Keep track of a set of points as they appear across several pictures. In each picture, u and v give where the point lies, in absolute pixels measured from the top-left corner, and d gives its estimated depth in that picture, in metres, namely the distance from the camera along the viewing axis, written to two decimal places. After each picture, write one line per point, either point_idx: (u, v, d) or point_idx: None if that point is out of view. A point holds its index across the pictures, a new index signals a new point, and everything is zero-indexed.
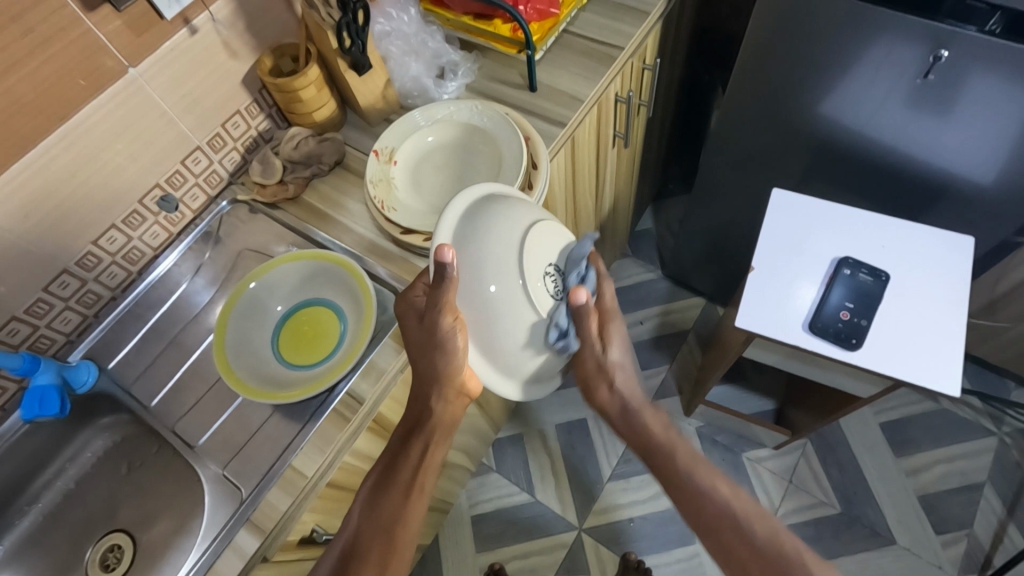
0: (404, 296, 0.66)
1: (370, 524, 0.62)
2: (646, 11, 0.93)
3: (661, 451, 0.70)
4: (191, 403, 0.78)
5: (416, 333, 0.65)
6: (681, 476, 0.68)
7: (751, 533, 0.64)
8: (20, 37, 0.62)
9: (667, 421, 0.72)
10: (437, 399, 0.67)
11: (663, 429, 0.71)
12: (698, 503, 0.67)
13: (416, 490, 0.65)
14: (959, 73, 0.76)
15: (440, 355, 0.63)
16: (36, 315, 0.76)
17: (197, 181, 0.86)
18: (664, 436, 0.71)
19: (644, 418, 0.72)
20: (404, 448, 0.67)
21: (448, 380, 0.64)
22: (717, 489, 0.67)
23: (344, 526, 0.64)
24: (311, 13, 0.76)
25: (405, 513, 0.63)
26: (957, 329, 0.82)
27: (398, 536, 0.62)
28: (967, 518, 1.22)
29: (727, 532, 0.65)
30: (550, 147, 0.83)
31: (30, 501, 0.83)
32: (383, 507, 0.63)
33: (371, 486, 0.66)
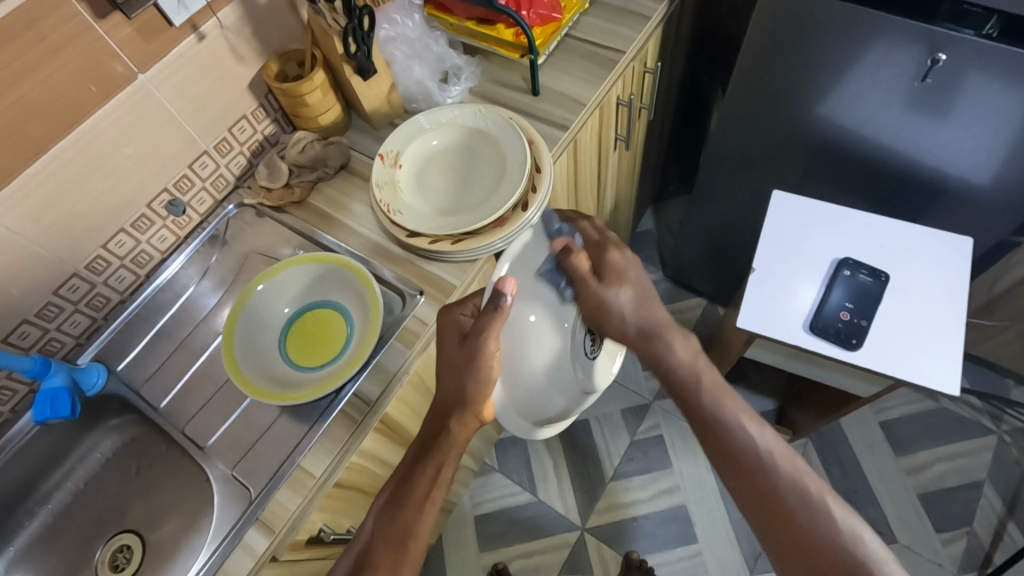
0: (450, 311, 0.68)
1: (381, 536, 0.61)
2: (646, 15, 0.94)
3: (679, 378, 0.66)
4: (199, 405, 0.79)
5: (451, 351, 0.66)
6: (710, 409, 0.63)
7: (772, 478, 0.58)
8: (32, 45, 0.64)
9: (695, 351, 0.67)
10: (454, 416, 0.65)
11: (687, 357, 0.66)
12: (718, 427, 0.62)
13: (429, 504, 0.63)
14: (957, 77, 0.77)
15: (472, 376, 0.64)
16: (46, 318, 0.77)
17: (204, 185, 0.87)
18: (689, 360, 0.66)
19: (672, 344, 0.67)
20: (417, 462, 0.65)
21: (471, 399, 0.64)
22: (758, 432, 0.61)
23: (358, 533, 0.63)
24: (317, 19, 0.78)
25: (417, 526, 0.61)
26: (956, 328, 0.83)
27: (408, 548, 0.60)
28: (967, 516, 1.23)
29: (752, 470, 0.59)
30: (554, 149, 0.84)
31: (40, 501, 0.84)
32: (396, 519, 0.62)
33: (385, 499, 0.64)
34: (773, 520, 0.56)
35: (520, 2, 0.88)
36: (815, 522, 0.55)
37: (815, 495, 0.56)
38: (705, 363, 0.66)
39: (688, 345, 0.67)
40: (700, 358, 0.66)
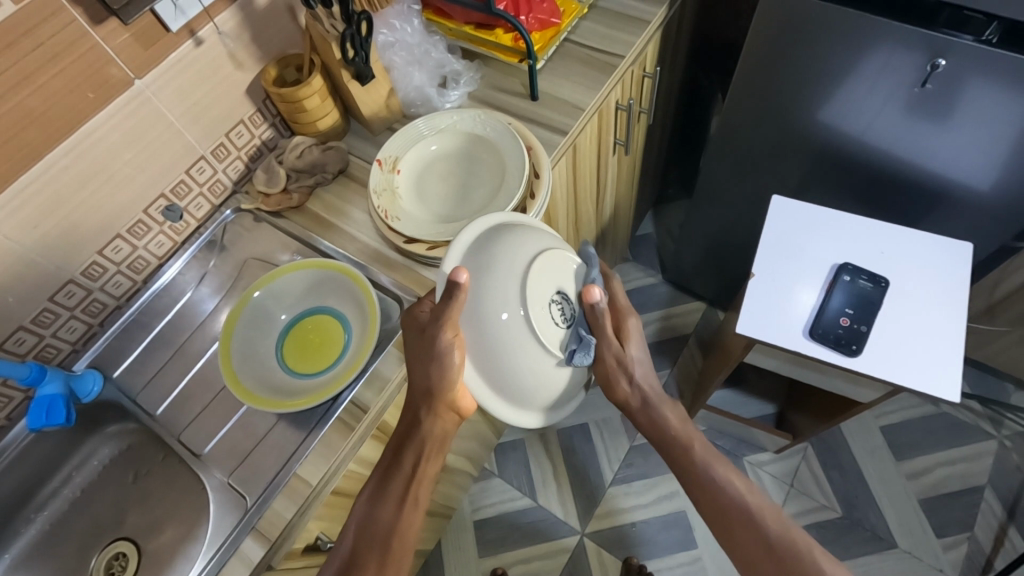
0: (410, 309, 0.67)
1: (364, 536, 0.63)
2: (646, 20, 0.94)
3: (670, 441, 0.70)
4: (196, 412, 0.79)
5: (415, 346, 0.65)
6: (703, 471, 0.67)
7: (758, 524, 0.63)
8: (29, 51, 0.63)
9: (684, 415, 0.71)
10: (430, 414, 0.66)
11: (679, 423, 0.70)
12: (713, 494, 0.66)
13: (409, 500, 0.65)
14: (956, 83, 0.76)
15: (435, 369, 0.63)
16: (43, 324, 0.77)
17: (201, 190, 0.86)
18: (680, 425, 0.70)
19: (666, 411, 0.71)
20: (394, 463, 0.67)
21: (441, 394, 0.64)
22: (731, 480, 0.66)
23: (343, 535, 0.64)
24: (315, 24, 0.77)
25: (403, 525, 0.63)
26: (956, 335, 0.83)
27: (393, 545, 0.62)
28: (968, 522, 1.23)
29: (736, 522, 0.64)
30: (553, 155, 0.83)
31: (36, 509, 0.83)
32: (381, 519, 0.64)
33: (367, 503, 0.65)
34: (745, 549, 0.63)
35: (519, 7, 0.90)
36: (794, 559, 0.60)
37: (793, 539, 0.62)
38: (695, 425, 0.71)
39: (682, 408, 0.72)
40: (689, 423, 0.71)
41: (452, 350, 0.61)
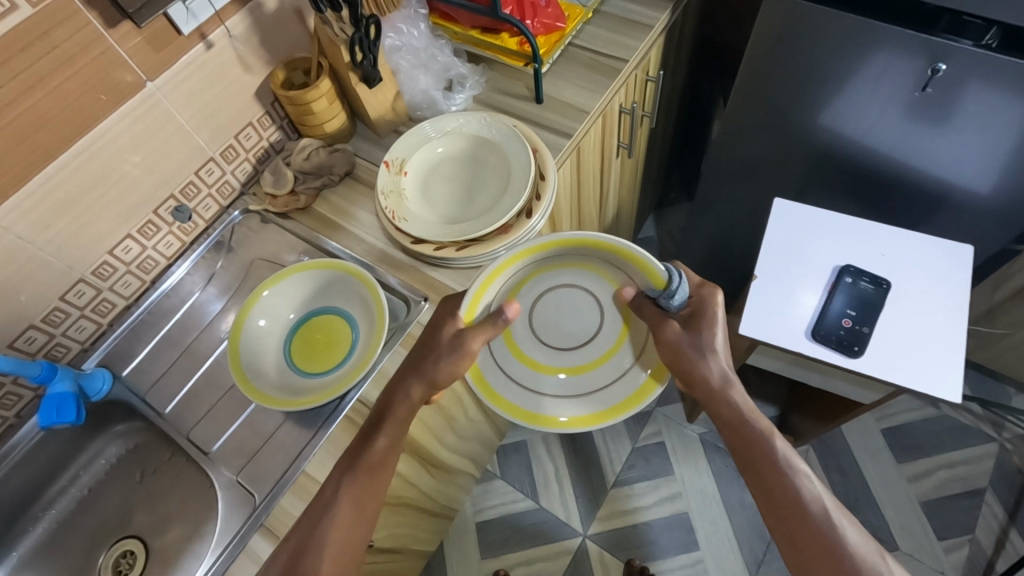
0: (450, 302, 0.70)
1: (339, 505, 0.62)
2: (650, 25, 0.95)
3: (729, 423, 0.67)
4: (205, 410, 0.79)
5: (427, 341, 0.68)
6: (778, 470, 0.63)
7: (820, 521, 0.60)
8: (44, 54, 0.64)
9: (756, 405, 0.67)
10: (411, 391, 0.66)
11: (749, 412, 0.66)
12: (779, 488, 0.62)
13: (382, 470, 0.64)
14: (956, 88, 0.77)
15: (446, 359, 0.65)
16: (53, 324, 0.78)
17: (210, 192, 0.87)
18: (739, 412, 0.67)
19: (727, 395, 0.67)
20: (373, 436, 0.66)
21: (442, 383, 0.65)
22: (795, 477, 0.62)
23: (311, 502, 0.64)
24: (323, 28, 0.78)
25: (365, 499, 0.63)
26: (957, 337, 0.83)
27: (357, 521, 0.62)
28: (969, 524, 1.23)
29: (801, 522, 0.61)
30: (557, 157, 0.84)
31: (44, 508, 0.84)
32: (353, 486, 0.63)
33: (339, 471, 0.65)
34: (812, 551, 0.59)
35: (525, 11, 0.90)
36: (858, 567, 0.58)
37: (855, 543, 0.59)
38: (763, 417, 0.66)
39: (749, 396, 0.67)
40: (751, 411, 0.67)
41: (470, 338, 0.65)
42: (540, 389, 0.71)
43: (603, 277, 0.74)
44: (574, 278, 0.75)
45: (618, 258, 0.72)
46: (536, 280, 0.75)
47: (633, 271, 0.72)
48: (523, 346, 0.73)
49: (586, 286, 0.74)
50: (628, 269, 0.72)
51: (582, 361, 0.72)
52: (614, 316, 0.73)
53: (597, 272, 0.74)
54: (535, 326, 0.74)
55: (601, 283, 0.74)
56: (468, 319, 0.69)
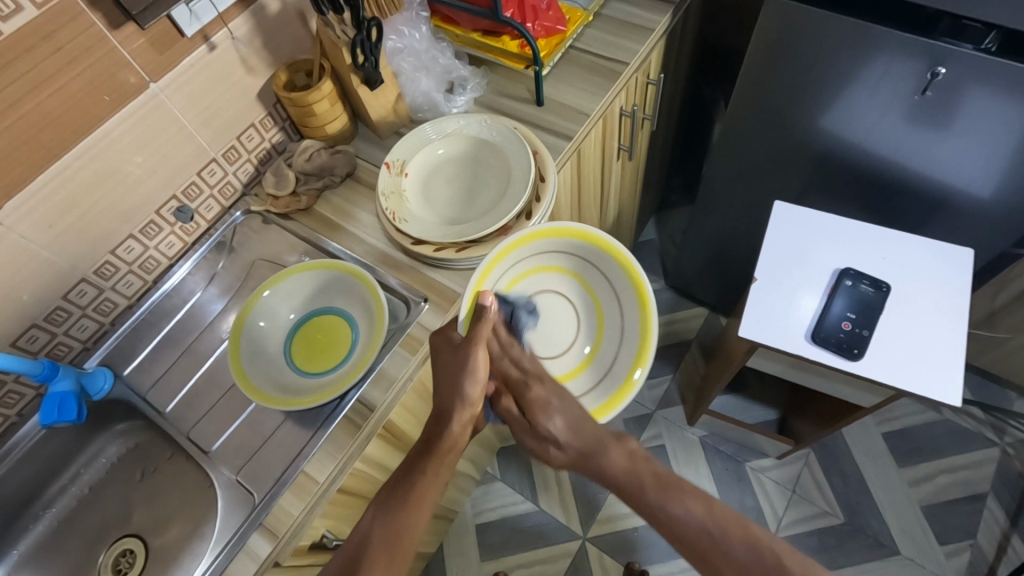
0: (442, 329, 0.70)
1: (379, 537, 0.60)
2: (651, 28, 0.96)
3: (624, 485, 0.65)
4: (206, 409, 0.80)
5: (445, 362, 0.68)
6: (655, 507, 0.63)
7: (731, 552, 0.58)
8: (49, 54, 0.65)
9: (631, 451, 0.67)
10: (454, 418, 0.68)
11: (626, 462, 0.66)
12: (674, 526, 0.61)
13: (424, 503, 0.63)
14: (955, 91, 0.77)
15: (466, 381, 0.67)
16: (55, 322, 0.78)
17: (212, 192, 0.88)
18: (627, 464, 0.66)
19: (609, 452, 0.67)
20: (419, 463, 0.66)
21: (471, 403, 0.68)
22: (691, 510, 0.61)
23: (354, 533, 0.63)
24: (326, 30, 0.79)
25: (411, 523, 0.61)
26: (957, 340, 0.83)
27: (401, 548, 0.60)
28: (970, 529, 1.23)
29: (717, 561, 0.58)
30: (558, 159, 0.85)
31: (45, 506, 0.84)
32: (393, 516, 0.62)
33: (384, 496, 0.64)
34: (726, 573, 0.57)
35: (526, 15, 0.90)
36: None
37: (770, 555, 0.56)
38: (644, 461, 0.66)
39: (625, 449, 0.67)
40: (638, 457, 0.67)
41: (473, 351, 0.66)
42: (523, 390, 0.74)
43: (588, 288, 0.78)
44: (559, 284, 0.78)
45: (605, 260, 0.76)
46: (528, 281, 0.78)
47: (620, 284, 0.76)
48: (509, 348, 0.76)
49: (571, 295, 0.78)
50: (615, 281, 0.76)
51: (560, 370, 0.76)
52: (591, 323, 0.77)
53: (584, 281, 0.78)
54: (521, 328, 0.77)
55: (584, 295, 0.78)
56: (465, 327, 0.71)
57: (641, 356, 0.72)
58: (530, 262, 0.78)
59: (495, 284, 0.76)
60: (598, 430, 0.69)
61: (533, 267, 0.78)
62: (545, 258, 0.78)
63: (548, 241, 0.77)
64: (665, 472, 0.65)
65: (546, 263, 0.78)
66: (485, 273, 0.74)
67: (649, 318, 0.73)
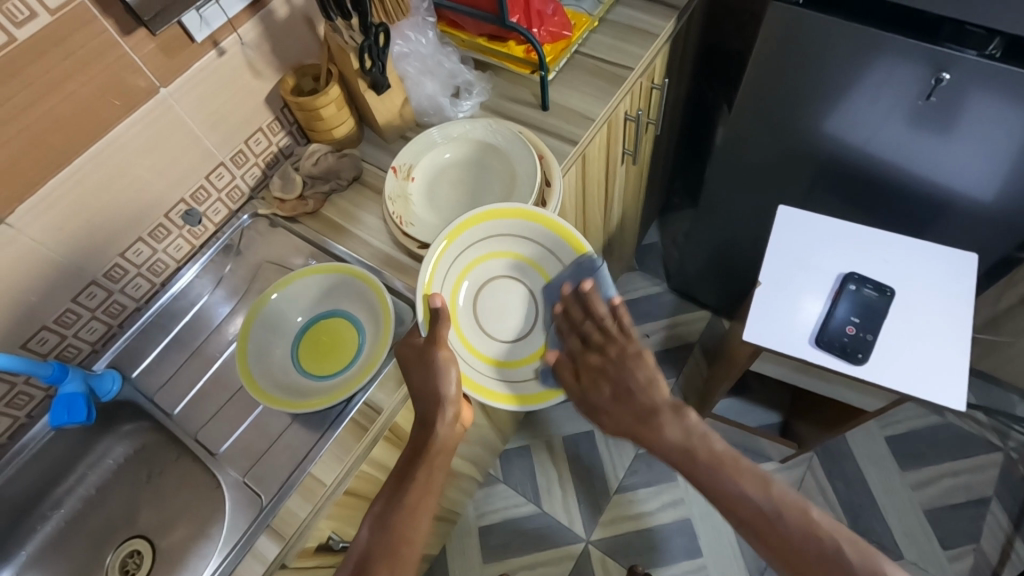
0: (405, 339, 0.70)
1: (378, 547, 0.61)
2: (656, 33, 0.96)
3: (676, 458, 0.65)
4: (213, 411, 0.80)
5: (417, 370, 0.68)
6: (709, 479, 0.62)
7: (786, 531, 0.57)
8: (62, 59, 0.66)
9: (686, 426, 0.66)
10: (439, 422, 0.67)
11: (681, 436, 0.65)
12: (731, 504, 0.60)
13: (421, 510, 0.64)
14: (959, 97, 0.78)
15: (439, 383, 0.67)
16: (65, 324, 0.79)
17: (219, 196, 0.88)
18: (682, 438, 0.65)
19: (664, 426, 0.67)
20: (411, 471, 0.66)
21: (449, 402, 0.67)
22: (748, 491, 0.59)
23: (354, 546, 0.63)
24: (334, 36, 0.80)
25: (408, 532, 0.62)
26: (960, 345, 0.84)
27: (401, 557, 0.61)
28: (973, 533, 1.23)
29: (770, 536, 0.58)
30: (563, 164, 0.85)
31: (53, 507, 0.85)
32: (390, 525, 0.63)
33: (379, 508, 0.65)
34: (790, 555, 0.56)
35: (531, 20, 0.91)
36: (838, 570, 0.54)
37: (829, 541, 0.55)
38: (700, 437, 0.65)
39: (682, 424, 0.66)
40: (694, 434, 0.65)
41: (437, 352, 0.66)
42: (509, 376, 0.74)
43: (539, 268, 0.76)
44: (507, 266, 0.77)
45: (541, 228, 0.74)
46: (477, 270, 0.76)
47: (561, 251, 0.74)
48: (469, 338, 0.75)
49: (518, 273, 0.77)
50: (557, 250, 0.74)
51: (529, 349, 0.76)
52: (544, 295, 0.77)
53: (529, 258, 0.76)
54: (479, 317, 0.76)
55: (535, 276, 0.76)
56: (426, 327, 0.68)
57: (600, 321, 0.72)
58: (476, 250, 0.75)
59: (446, 281, 0.74)
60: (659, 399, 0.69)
61: (481, 255, 0.76)
62: (491, 243, 0.76)
63: (490, 227, 0.74)
64: (721, 451, 0.63)
65: (492, 249, 0.76)
66: (435, 269, 0.72)
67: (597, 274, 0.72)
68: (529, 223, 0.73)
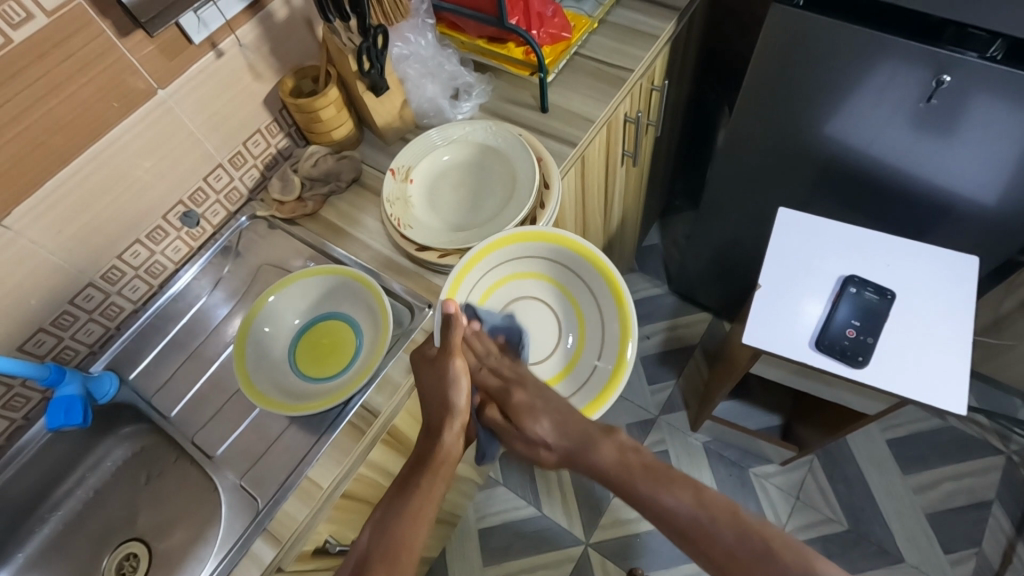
0: (418, 346, 0.71)
1: (377, 552, 0.59)
2: (656, 35, 0.96)
3: (614, 478, 0.64)
4: (211, 414, 0.80)
5: (427, 377, 0.69)
6: (644, 498, 0.61)
7: (720, 539, 0.55)
8: (60, 61, 0.65)
9: (620, 444, 0.65)
10: (446, 431, 0.68)
11: (616, 456, 0.64)
12: (666, 517, 0.59)
13: (422, 517, 0.62)
14: (960, 99, 0.77)
15: (451, 391, 0.67)
16: (62, 326, 0.79)
17: (218, 198, 0.88)
18: (617, 457, 0.64)
19: (599, 447, 0.66)
20: (414, 477, 0.65)
21: (459, 411, 0.68)
22: (681, 501, 0.59)
23: (352, 551, 0.61)
24: (332, 38, 0.79)
25: (408, 538, 0.60)
26: (961, 349, 0.83)
27: (402, 563, 0.58)
28: (975, 537, 1.22)
29: (704, 545, 0.56)
30: (563, 166, 0.85)
31: (50, 509, 0.85)
32: (390, 530, 0.61)
33: (380, 514, 0.63)
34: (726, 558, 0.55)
35: (531, 22, 0.91)
36: (773, 571, 0.52)
37: (761, 541, 0.54)
38: (634, 453, 0.64)
39: (614, 442, 0.66)
40: (628, 451, 0.65)
41: (451, 359, 0.67)
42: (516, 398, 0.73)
43: (569, 296, 0.78)
44: (538, 290, 0.79)
45: (576, 257, 0.76)
46: (505, 290, 0.79)
47: (595, 284, 0.76)
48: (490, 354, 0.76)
49: (548, 300, 0.79)
50: (591, 282, 0.77)
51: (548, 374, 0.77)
52: (569, 325, 0.78)
53: (560, 286, 0.79)
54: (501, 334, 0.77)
55: (563, 304, 0.78)
56: (441, 339, 0.71)
57: (620, 359, 0.73)
58: (509, 269, 0.78)
59: (474, 291, 0.76)
60: (585, 425, 0.68)
61: (513, 273, 0.78)
62: (527, 263, 0.78)
63: (528, 246, 0.77)
64: (654, 463, 0.63)
65: (526, 269, 0.78)
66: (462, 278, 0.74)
67: (627, 313, 0.74)
68: (566, 250, 0.76)
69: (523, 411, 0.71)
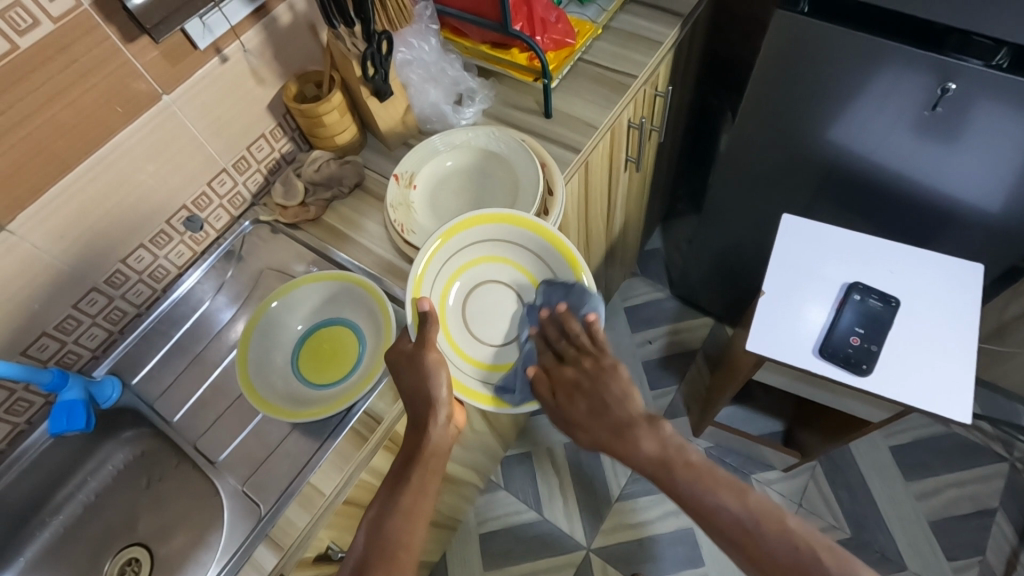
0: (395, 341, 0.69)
1: (373, 554, 0.59)
2: (659, 41, 0.96)
3: (651, 472, 0.62)
4: (212, 419, 0.80)
5: (408, 373, 0.66)
6: (687, 494, 0.58)
7: (768, 547, 0.54)
8: (64, 67, 0.66)
9: (664, 438, 0.62)
10: (432, 424, 0.65)
11: (658, 449, 0.62)
12: (709, 516, 0.57)
13: (416, 515, 0.62)
14: (964, 107, 0.77)
15: (431, 383, 0.64)
16: (65, 331, 0.79)
17: (221, 202, 0.88)
18: (657, 450, 0.62)
19: (639, 439, 0.63)
20: (404, 475, 0.64)
21: (440, 404, 0.65)
22: (725, 502, 0.56)
23: (350, 552, 0.61)
24: (336, 43, 0.79)
25: (403, 538, 0.60)
26: (966, 357, 0.83)
27: (399, 564, 0.58)
28: (979, 544, 1.22)
29: (753, 552, 0.54)
30: (566, 172, 0.85)
31: (51, 513, 0.85)
32: (384, 531, 0.60)
33: (374, 513, 0.62)
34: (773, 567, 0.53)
35: (535, 28, 0.90)
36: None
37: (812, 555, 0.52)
38: (677, 449, 0.61)
39: (657, 435, 0.63)
40: (671, 446, 0.62)
41: (428, 353, 0.65)
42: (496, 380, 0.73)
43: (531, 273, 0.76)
44: (500, 270, 0.77)
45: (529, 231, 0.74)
46: (467, 274, 0.76)
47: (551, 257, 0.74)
48: (458, 342, 0.74)
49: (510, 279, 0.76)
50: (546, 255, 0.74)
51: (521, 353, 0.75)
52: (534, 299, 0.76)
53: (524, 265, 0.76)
54: (469, 321, 0.75)
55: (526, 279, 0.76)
56: (415, 330, 0.68)
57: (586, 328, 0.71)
58: (467, 255, 0.75)
59: (436, 282, 0.73)
60: (635, 410, 0.65)
61: (470, 259, 0.76)
62: (481, 247, 0.75)
63: (481, 230, 0.74)
64: (699, 462, 0.60)
65: (485, 253, 0.76)
66: (425, 271, 0.71)
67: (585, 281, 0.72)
68: (517, 227, 0.73)
69: (566, 390, 0.69)
